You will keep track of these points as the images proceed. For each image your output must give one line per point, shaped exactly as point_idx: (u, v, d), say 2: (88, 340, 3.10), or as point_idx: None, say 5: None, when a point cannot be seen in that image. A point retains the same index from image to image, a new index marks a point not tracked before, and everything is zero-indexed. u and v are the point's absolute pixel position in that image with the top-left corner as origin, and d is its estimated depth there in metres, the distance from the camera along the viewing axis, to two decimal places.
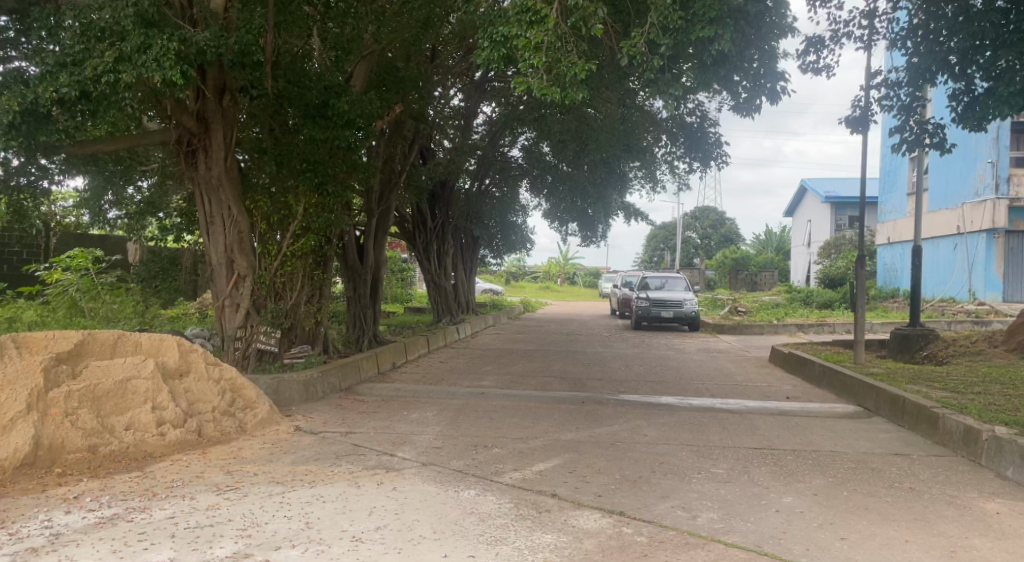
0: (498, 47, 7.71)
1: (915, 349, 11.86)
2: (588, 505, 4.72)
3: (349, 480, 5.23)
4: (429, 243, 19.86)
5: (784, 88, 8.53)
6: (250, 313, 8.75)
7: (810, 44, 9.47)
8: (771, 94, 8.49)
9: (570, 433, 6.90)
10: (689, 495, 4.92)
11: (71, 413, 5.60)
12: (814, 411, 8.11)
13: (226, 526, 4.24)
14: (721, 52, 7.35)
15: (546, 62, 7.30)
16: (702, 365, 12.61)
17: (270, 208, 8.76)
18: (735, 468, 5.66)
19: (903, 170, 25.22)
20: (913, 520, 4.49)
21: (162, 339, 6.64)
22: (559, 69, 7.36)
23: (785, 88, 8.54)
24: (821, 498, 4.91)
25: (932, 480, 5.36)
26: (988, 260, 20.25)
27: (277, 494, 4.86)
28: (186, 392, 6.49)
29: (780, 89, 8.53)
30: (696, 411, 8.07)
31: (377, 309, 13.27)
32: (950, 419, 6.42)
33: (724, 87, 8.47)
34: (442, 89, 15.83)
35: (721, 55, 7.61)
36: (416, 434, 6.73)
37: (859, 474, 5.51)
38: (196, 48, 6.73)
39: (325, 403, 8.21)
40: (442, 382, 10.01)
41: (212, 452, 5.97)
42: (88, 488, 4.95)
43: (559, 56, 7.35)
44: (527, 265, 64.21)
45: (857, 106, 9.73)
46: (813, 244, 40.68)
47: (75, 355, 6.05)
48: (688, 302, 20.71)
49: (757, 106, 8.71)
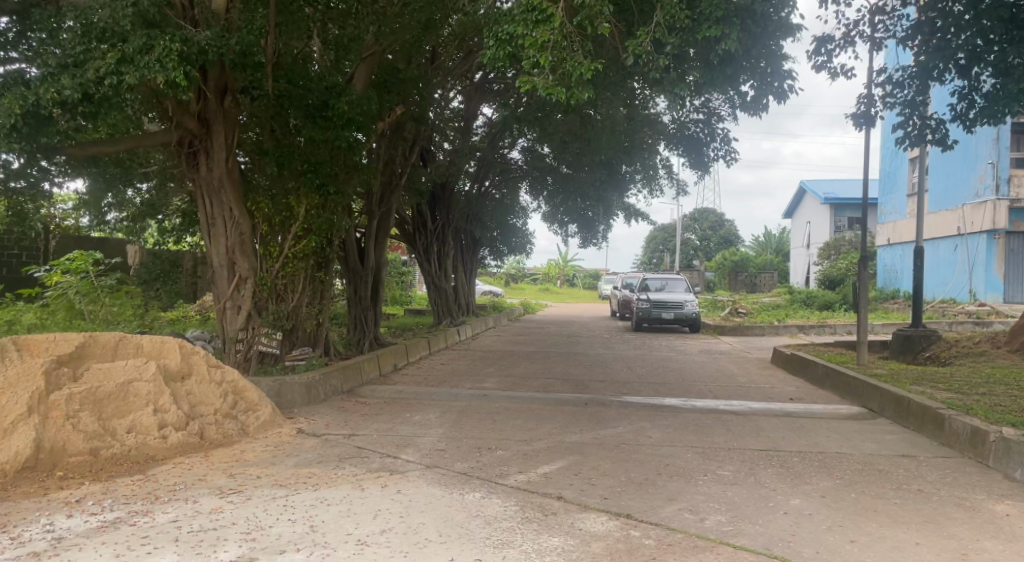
0: (503, 46, 7.66)
1: (918, 350, 11.85)
2: (595, 508, 4.68)
3: (354, 482, 5.19)
4: (430, 245, 19.81)
5: (791, 87, 8.51)
6: (252, 315, 8.68)
7: (820, 43, 9.43)
8: (777, 94, 8.48)
9: (575, 435, 6.86)
10: (696, 498, 4.89)
11: (72, 416, 5.55)
12: (818, 413, 8.08)
13: (230, 529, 4.20)
14: (728, 51, 7.34)
15: (552, 62, 7.27)
16: (704, 367, 12.57)
17: (271, 209, 8.73)
18: (741, 470, 5.62)
19: (903, 171, 25.22)
20: (923, 522, 4.46)
21: (163, 341, 6.60)
22: (566, 68, 7.34)
23: (793, 87, 8.53)
24: (828, 500, 4.88)
25: (940, 482, 5.33)
26: (989, 261, 20.24)
27: (280, 497, 4.81)
28: (188, 394, 6.44)
29: (787, 88, 8.50)
30: (699, 413, 8.04)
31: (378, 311, 13.25)
32: (957, 420, 6.39)
33: (729, 86, 8.43)
34: (442, 91, 15.78)
35: (726, 53, 7.59)
36: (419, 437, 6.69)
37: (867, 476, 5.48)
38: (198, 48, 6.69)
39: (327, 405, 8.16)
40: (444, 384, 9.97)
41: (215, 455, 5.92)
42: (89, 492, 4.90)
43: (564, 56, 7.33)
44: (527, 267, 64.22)
45: (861, 104, 9.72)
46: (812, 245, 40.66)
47: (76, 357, 6.01)
48: (689, 304, 20.67)
49: (764, 106, 8.70)
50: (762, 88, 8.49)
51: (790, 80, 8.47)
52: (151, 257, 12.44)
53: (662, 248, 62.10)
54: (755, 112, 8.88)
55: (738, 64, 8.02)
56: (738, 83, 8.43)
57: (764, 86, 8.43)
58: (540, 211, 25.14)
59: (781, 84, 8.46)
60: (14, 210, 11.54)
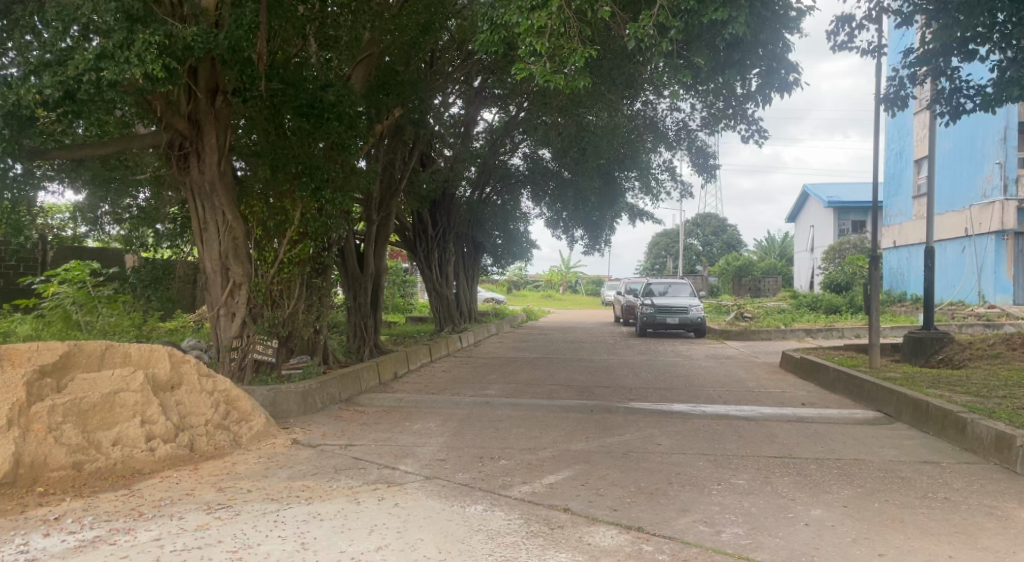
0: (498, 29, 7.68)
1: (930, 353, 11.57)
2: (604, 520, 4.41)
3: (349, 495, 4.92)
4: (430, 251, 19.54)
5: (798, 79, 8.32)
6: (246, 322, 8.47)
7: (839, 22, 9.19)
8: (783, 85, 8.28)
9: (581, 442, 6.60)
10: (712, 509, 4.61)
11: (55, 428, 5.29)
12: (833, 418, 7.80)
13: (215, 548, 3.94)
14: (733, 35, 7.13)
15: (548, 48, 7.20)
16: (712, 372, 12.29)
17: (265, 214, 8.51)
18: (756, 478, 5.35)
19: (909, 172, 24.98)
20: (954, 534, 4.19)
21: (152, 349, 6.36)
22: (568, 57, 7.23)
23: (799, 81, 8.31)
24: (851, 510, 4.61)
25: (968, 490, 5.05)
26: (998, 262, 19.93)
27: (271, 513, 4.55)
28: (178, 404, 6.20)
29: (791, 80, 8.28)
30: (710, 419, 7.76)
31: (378, 320, 12.96)
32: (980, 425, 6.11)
33: (734, 71, 8.22)
34: (442, 95, 15.58)
35: (731, 37, 7.42)
36: (418, 446, 6.43)
37: (889, 484, 5.20)
38: (182, 43, 6.55)
39: (323, 414, 7.90)
40: (445, 392, 9.71)
41: (204, 468, 5.67)
42: (69, 509, 4.64)
43: (562, 43, 7.24)
44: (528, 274, 64.09)
45: (889, 86, 9.56)
46: (816, 249, 40.41)
47: (60, 367, 5.76)
48: (693, 309, 20.39)
49: (768, 98, 8.51)
50: (767, 76, 8.28)
51: (796, 73, 8.25)
52: (145, 263, 12.12)
53: (665, 253, 61.85)
54: (760, 103, 8.68)
55: (743, 48, 7.93)
56: (745, 70, 8.24)
57: (770, 73, 8.22)
58: (542, 217, 24.90)
59: (787, 74, 8.25)
60: (8, 219, 11.36)
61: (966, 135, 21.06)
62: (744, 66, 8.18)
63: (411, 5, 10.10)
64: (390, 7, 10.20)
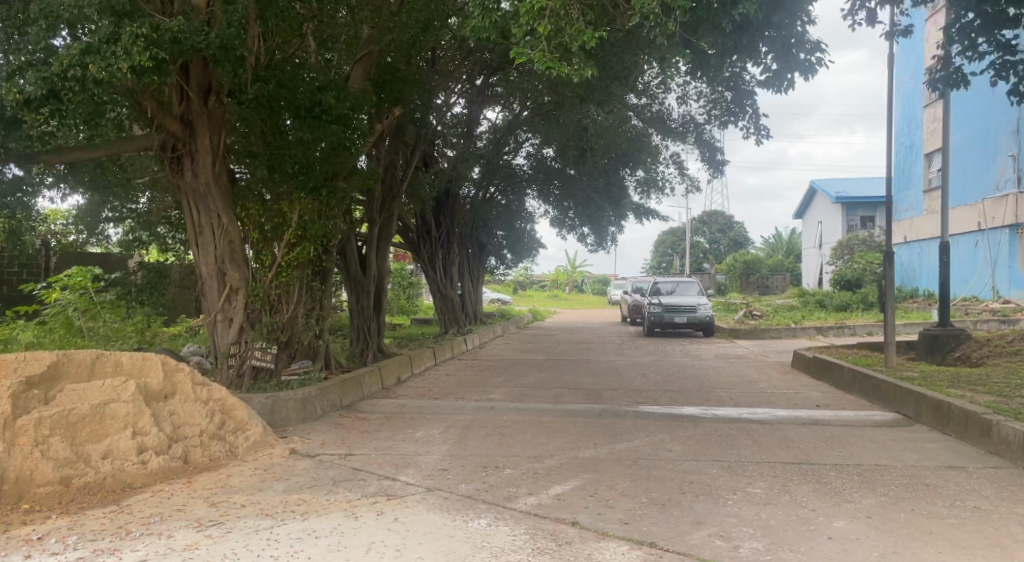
0: (493, 14, 7.41)
1: (946, 351, 11.33)
2: (614, 535, 4.18)
3: (346, 510, 4.70)
4: (435, 253, 19.25)
5: (819, 60, 8.06)
6: (244, 327, 8.22)
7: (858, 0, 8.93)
8: (802, 68, 8.03)
9: (589, 449, 6.37)
10: (727, 521, 4.37)
11: (42, 442, 5.08)
12: (850, 420, 7.54)
13: None
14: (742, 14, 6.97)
15: (549, 31, 7.04)
16: (722, 372, 12.07)
17: (262, 216, 8.26)
18: (773, 487, 5.10)
19: (919, 165, 24.67)
20: (988, 547, 3.93)
21: (144, 357, 6.16)
22: (572, 45, 7.11)
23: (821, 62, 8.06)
24: (874, 521, 4.36)
25: (997, 497, 4.79)
26: (1012, 255, 19.49)
27: (264, 530, 4.33)
28: (171, 414, 5.99)
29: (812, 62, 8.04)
30: (721, 422, 7.52)
31: (381, 323, 12.72)
32: (1006, 427, 5.84)
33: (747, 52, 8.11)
34: (444, 95, 15.39)
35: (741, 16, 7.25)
36: (420, 455, 6.20)
37: (914, 492, 4.95)
38: (169, 35, 6.41)
39: (323, 422, 7.69)
40: (449, 397, 9.49)
41: (198, 481, 5.45)
42: (54, 528, 4.42)
43: (562, 26, 7.10)
44: (534, 274, 63.99)
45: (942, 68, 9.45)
46: (824, 246, 40.03)
47: (48, 378, 5.57)
48: (701, 308, 20.14)
49: (789, 82, 8.27)
50: (784, 59, 8.07)
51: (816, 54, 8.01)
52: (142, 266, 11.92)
53: (672, 251, 61.51)
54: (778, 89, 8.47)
55: (753, 31, 7.80)
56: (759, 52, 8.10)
57: (786, 56, 8.03)
58: (548, 216, 24.65)
59: (807, 56, 8.00)
60: (9, 225, 11.26)
61: (979, 127, 20.75)
62: (756, 48, 8.10)
63: (411, 3, 9.86)
64: (391, 5, 9.99)
